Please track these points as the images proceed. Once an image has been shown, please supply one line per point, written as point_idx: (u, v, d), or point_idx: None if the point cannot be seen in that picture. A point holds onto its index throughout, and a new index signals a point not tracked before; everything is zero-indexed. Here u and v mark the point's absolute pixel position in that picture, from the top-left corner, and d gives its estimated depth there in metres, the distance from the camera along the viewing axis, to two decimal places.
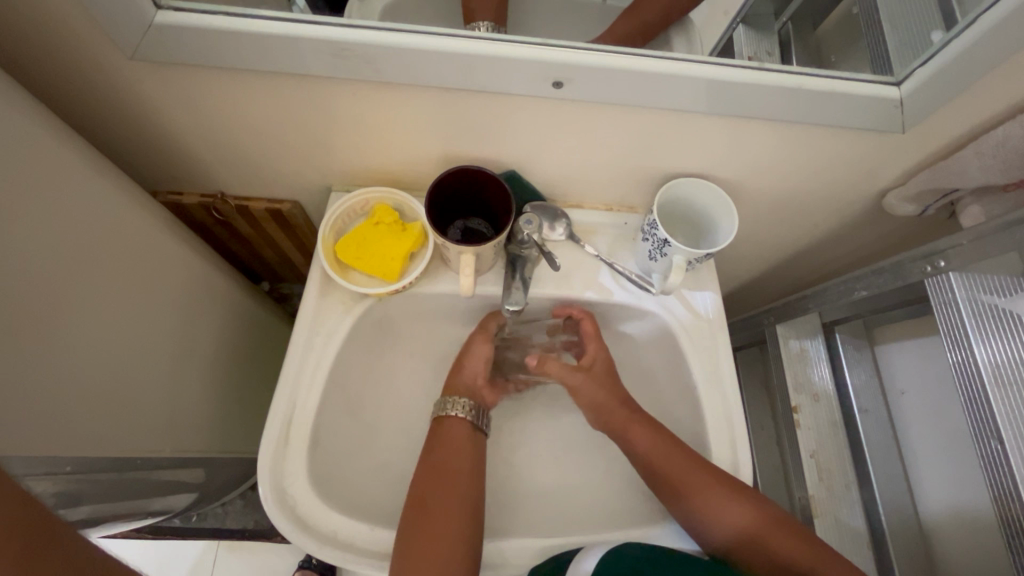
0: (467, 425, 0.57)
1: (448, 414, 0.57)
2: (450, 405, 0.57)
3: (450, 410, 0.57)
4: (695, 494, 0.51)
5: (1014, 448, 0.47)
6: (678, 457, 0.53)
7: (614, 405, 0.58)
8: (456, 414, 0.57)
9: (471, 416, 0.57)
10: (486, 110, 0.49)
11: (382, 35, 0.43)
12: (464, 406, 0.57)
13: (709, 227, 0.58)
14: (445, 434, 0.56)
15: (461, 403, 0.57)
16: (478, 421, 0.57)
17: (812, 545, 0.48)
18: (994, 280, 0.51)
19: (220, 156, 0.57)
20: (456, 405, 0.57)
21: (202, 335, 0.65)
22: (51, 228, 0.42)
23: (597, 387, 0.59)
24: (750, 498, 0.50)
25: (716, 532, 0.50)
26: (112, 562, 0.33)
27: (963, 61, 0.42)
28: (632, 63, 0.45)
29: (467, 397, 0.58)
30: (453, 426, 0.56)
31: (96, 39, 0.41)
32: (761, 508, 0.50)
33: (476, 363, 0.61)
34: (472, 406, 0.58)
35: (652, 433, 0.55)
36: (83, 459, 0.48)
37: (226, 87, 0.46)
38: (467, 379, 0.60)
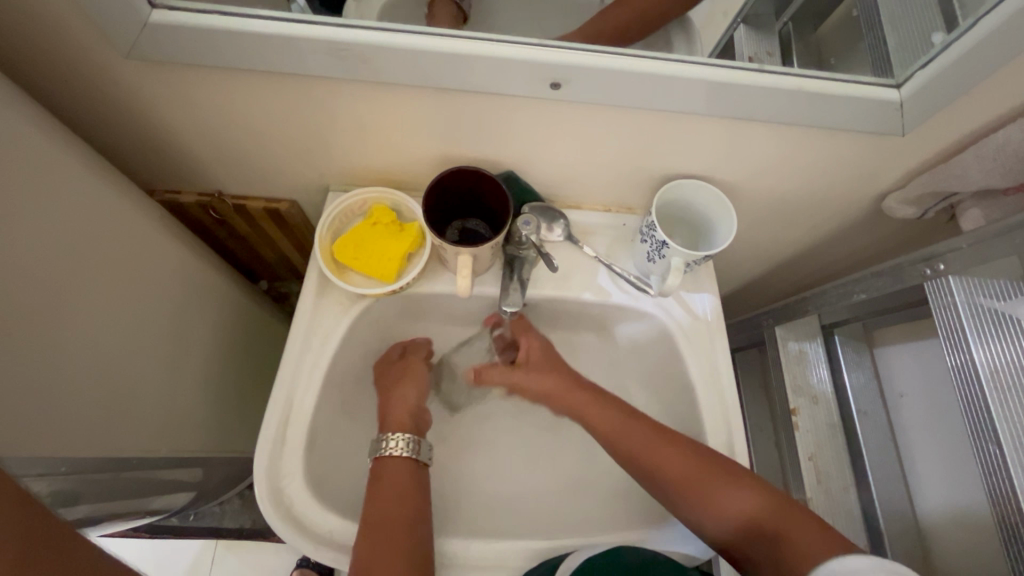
0: (408, 461, 0.52)
1: (384, 453, 0.52)
2: (387, 444, 0.52)
3: (388, 449, 0.52)
4: (682, 484, 0.49)
5: (1013, 453, 0.47)
6: (657, 447, 0.51)
7: (573, 392, 0.58)
8: (397, 451, 0.52)
9: (410, 451, 0.53)
10: (484, 110, 0.49)
11: (379, 35, 0.43)
12: (404, 442, 0.53)
13: (708, 228, 0.58)
14: (385, 474, 0.51)
15: (399, 440, 0.53)
16: (419, 455, 0.53)
17: (811, 526, 0.44)
18: (995, 284, 0.51)
19: (218, 155, 0.57)
20: (394, 441, 0.53)
21: (200, 335, 0.64)
22: (47, 228, 0.42)
23: (541, 376, 0.60)
24: (738, 475, 0.48)
25: (714, 520, 0.47)
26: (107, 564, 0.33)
27: (963, 64, 0.42)
28: (630, 64, 0.45)
29: (405, 432, 0.54)
30: (392, 463, 0.52)
31: (92, 38, 0.41)
32: (751, 489, 0.47)
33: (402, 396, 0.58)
34: (411, 440, 0.53)
35: (630, 425, 0.54)
36: (80, 461, 0.48)
37: (223, 87, 0.46)
38: (400, 413, 0.56)
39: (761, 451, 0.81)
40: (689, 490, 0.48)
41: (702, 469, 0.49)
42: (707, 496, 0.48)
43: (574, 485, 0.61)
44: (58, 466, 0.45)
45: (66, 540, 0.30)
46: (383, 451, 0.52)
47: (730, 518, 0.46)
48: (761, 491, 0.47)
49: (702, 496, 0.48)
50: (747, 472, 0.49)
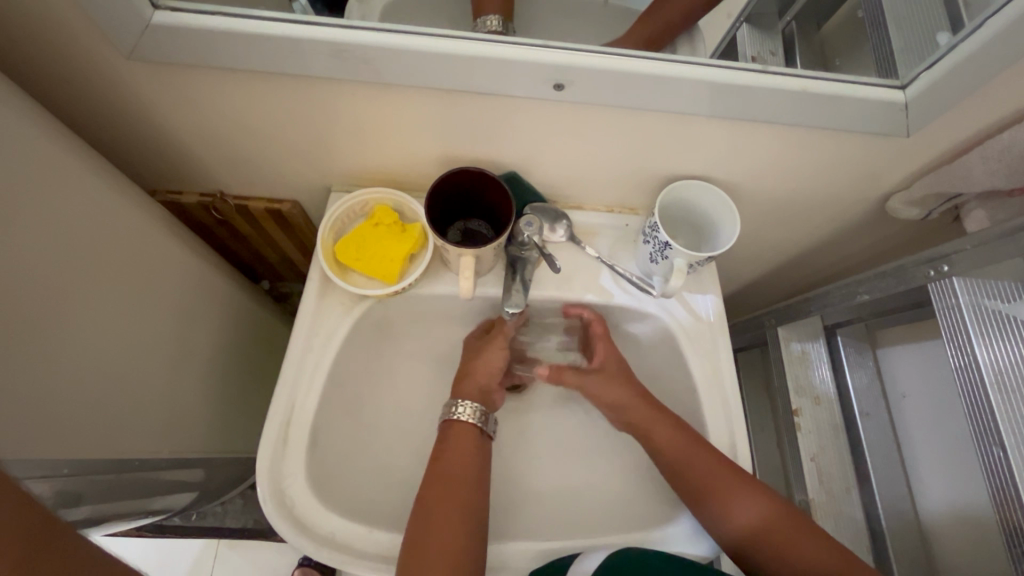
0: (476, 431, 0.54)
1: (455, 416, 0.54)
2: (458, 409, 0.54)
3: (459, 414, 0.54)
4: (709, 492, 0.50)
5: (1016, 454, 0.47)
6: (693, 453, 0.51)
7: (636, 403, 0.56)
8: (466, 417, 0.54)
9: (478, 420, 0.54)
10: (486, 111, 0.49)
11: (381, 36, 0.43)
12: (474, 410, 0.54)
13: (710, 229, 0.57)
14: (455, 438, 0.53)
15: (469, 407, 0.54)
16: (484, 426, 0.54)
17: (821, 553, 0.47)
18: (998, 285, 0.50)
19: (219, 156, 0.57)
20: (465, 407, 0.54)
21: (201, 335, 0.64)
22: (48, 229, 0.42)
23: (614, 389, 0.57)
24: (770, 491, 0.50)
25: (727, 526, 0.49)
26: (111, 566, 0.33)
27: (969, 65, 0.41)
28: (634, 65, 0.44)
29: (475, 401, 0.55)
30: (461, 429, 0.54)
31: (93, 39, 0.41)
32: (773, 511, 0.48)
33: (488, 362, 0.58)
34: (480, 410, 0.55)
35: (670, 428, 0.53)
36: (82, 462, 0.48)
37: (224, 87, 0.46)
38: (478, 381, 0.57)
39: (763, 451, 0.81)
40: (726, 503, 0.49)
41: (729, 482, 0.50)
42: (742, 509, 0.49)
43: (576, 486, 0.61)
44: (59, 467, 0.45)
45: (64, 543, 0.30)
46: (454, 415, 0.54)
47: (756, 531, 0.48)
48: (789, 510, 0.49)
49: (737, 510, 0.49)
50: (777, 490, 0.50)
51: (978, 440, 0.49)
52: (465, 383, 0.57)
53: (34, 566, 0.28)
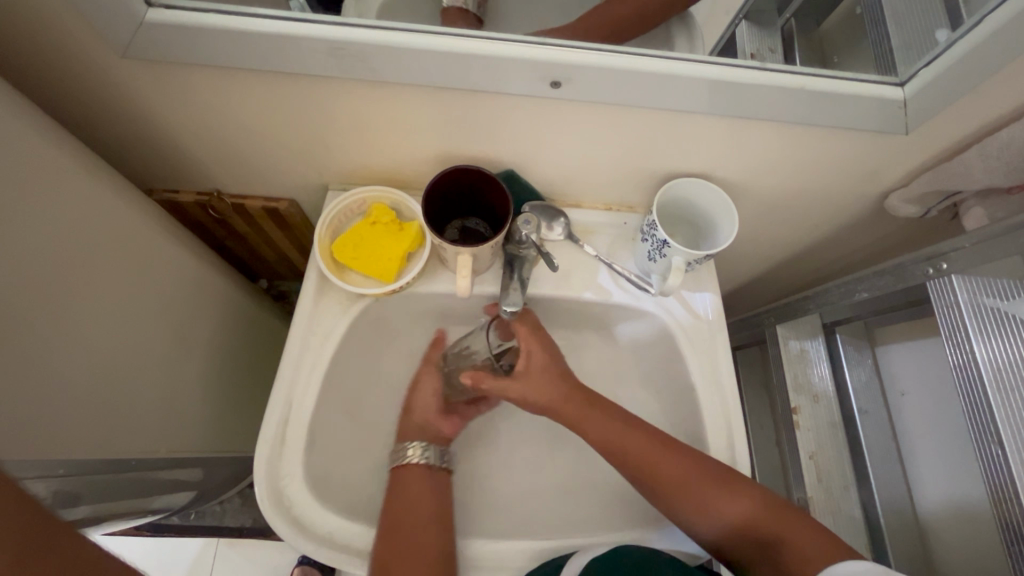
0: (425, 468, 0.54)
1: (406, 461, 0.54)
2: (408, 452, 0.55)
3: (409, 458, 0.54)
4: (683, 500, 0.49)
5: (1014, 452, 0.47)
6: (657, 456, 0.51)
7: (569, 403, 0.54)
8: (415, 459, 0.54)
9: (424, 459, 0.55)
10: (483, 109, 0.49)
11: (377, 33, 0.42)
12: (419, 450, 0.55)
13: (709, 227, 0.57)
14: (402, 482, 0.53)
15: (416, 448, 0.55)
16: (439, 460, 0.56)
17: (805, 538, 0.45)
18: (997, 283, 0.50)
19: (216, 155, 0.56)
20: (412, 449, 0.55)
21: (199, 334, 0.64)
22: (45, 229, 0.42)
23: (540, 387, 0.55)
24: (742, 479, 0.49)
25: (711, 527, 0.49)
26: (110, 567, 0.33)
27: (968, 62, 0.41)
28: (631, 63, 0.44)
29: (422, 443, 0.56)
30: (410, 471, 0.54)
31: (87, 37, 0.41)
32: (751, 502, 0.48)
33: (421, 398, 0.59)
34: (434, 452, 0.55)
35: (626, 433, 0.53)
36: (79, 462, 0.47)
37: (220, 85, 0.46)
38: (416, 419, 0.58)
39: (763, 449, 0.81)
40: (697, 497, 0.49)
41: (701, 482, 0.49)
42: (715, 501, 0.48)
43: (574, 485, 0.61)
44: (56, 467, 0.45)
45: (63, 541, 0.30)
46: (404, 459, 0.54)
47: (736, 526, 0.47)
48: (763, 496, 0.48)
49: (710, 502, 0.48)
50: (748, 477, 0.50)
51: (976, 438, 0.49)
52: (408, 427, 0.58)
53: (33, 564, 0.28)
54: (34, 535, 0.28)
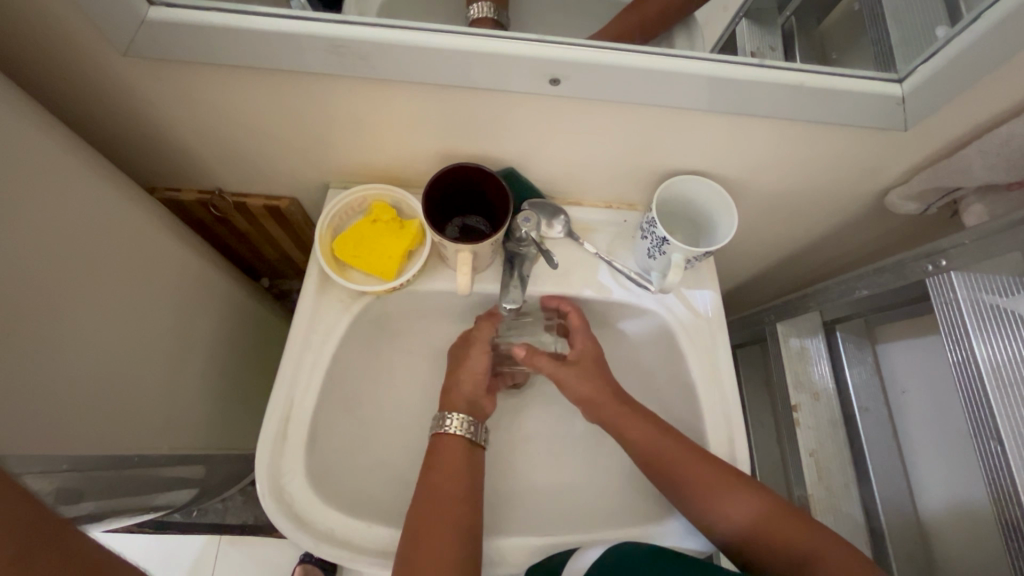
0: (467, 442, 0.54)
1: (443, 429, 0.54)
2: (449, 422, 0.54)
3: (448, 427, 0.54)
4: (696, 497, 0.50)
5: (1014, 449, 0.47)
6: (672, 451, 0.52)
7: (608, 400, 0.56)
8: (455, 430, 0.53)
9: (467, 433, 0.54)
10: (483, 107, 0.49)
11: (377, 31, 0.42)
12: (463, 422, 0.54)
13: (708, 225, 0.57)
14: (444, 450, 0.53)
15: (458, 419, 0.54)
16: (474, 436, 0.54)
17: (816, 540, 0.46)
18: (1000, 279, 0.50)
19: (218, 153, 0.57)
20: (453, 420, 0.54)
21: (201, 333, 0.65)
22: (48, 227, 0.42)
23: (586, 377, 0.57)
24: (752, 482, 0.50)
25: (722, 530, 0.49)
26: (114, 562, 0.33)
27: (967, 58, 0.41)
28: (631, 60, 0.44)
29: (465, 414, 0.55)
30: (449, 442, 0.53)
31: (90, 36, 0.41)
32: (763, 504, 0.48)
33: (469, 370, 0.58)
34: (471, 422, 0.54)
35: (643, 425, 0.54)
36: (81, 458, 0.48)
37: (221, 83, 0.46)
38: (465, 389, 0.57)
39: (764, 446, 0.81)
40: (710, 501, 0.49)
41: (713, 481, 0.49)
42: (728, 506, 0.48)
43: (576, 482, 0.61)
44: (59, 463, 0.45)
45: (63, 538, 0.30)
46: (443, 428, 0.54)
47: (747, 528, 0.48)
48: (774, 501, 0.48)
49: (724, 506, 0.48)
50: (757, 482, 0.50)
51: (976, 436, 0.49)
52: (455, 395, 0.57)
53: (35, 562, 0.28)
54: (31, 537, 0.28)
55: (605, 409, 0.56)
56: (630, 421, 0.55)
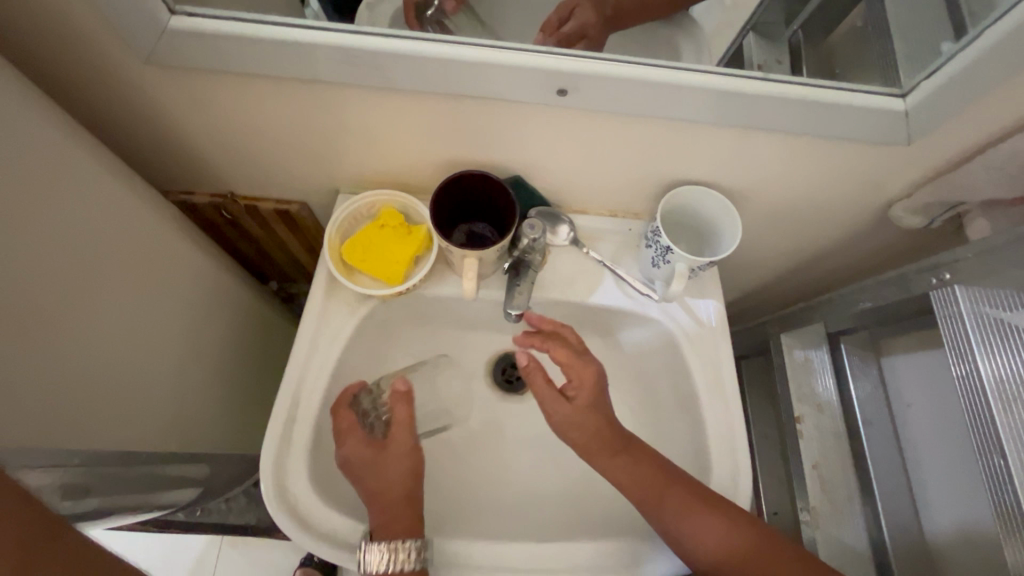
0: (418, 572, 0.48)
1: (389, 566, 0.46)
2: (395, 554, 0.47)
3: (397, 562, 0.46)
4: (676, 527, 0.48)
5: (1017, 464, 0.46)
6: (645, 474, 0.50)
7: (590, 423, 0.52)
8: (405, 563, 0.47)
9: (419, 560, 0.47)
10: (491, 116, 0.50)
11: (388, 41, 0.44)
12: (412, 551, 0.47)
13: (713, 235, 0.58)
14: None
15: (406, 549, 0.47)
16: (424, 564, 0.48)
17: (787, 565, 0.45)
18: (1001, 294, 0.50)
19: (231, 157, 0.58)
20: (402, 553, 0.47)
21: (210, 333, 0.66)
22: (67, 226, 0.44)
23: (579, 418, 0.52)
24: (726, 504, 0.48)
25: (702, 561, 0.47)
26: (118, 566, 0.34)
27: (968, 74, 0.42)
28: (636, 73, 0.45)
29: (410, 539, 0.48)
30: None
31: (112, 43, 0.42)
32: (739, 531, 0.47)
33: (388, 476, 0.52)
34: (417, 547, 0.48)
35: (621, 452, 0.51)
36: (91, 454, 0.48)
37: (236, 90, 0.47)
38: (397, 507, 0.50)
39: (767, 459, 0.80)
40: (676, 518, 0.48)
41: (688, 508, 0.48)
42: (696, 528, 0.47)
43: (576, 490, 0.61)
44: (69, 458, 0.46)
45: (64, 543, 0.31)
46: (391, 566, 0.46)
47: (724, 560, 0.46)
48: (750, 530, 0.47)
49: (690, 525, 0.47)
50: (737, 508, 0.49)
51: (979, 450, 0.49)
52: (391, 520, 0.49)
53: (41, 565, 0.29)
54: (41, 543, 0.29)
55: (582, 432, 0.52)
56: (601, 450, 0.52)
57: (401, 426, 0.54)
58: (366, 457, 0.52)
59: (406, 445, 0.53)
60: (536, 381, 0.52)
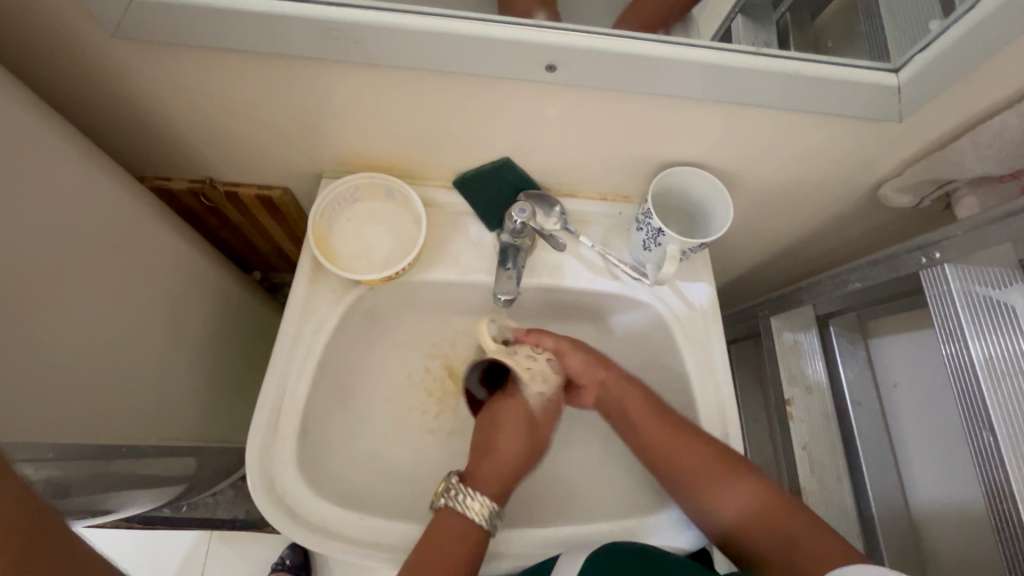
0: (479, 534, 0.47)
1: (456, 509, 0.48)
2: (467, 504, 0.48)
3: (461, 507, 0.48)
4: (688, 471, 0.51)
5: (1006, 440, 0.46)
6: (678, 435, 0.53)
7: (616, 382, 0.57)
8: (474, 514, 0.47)
9: (486, 522, 0.48)
10: (477, 93, 0.48)
11: (369, 14, 0.42)
12: (484, 508, 0.48)
13: (705, 217, 0.58)
14: (447, 536, 0.46)
15: (481, 504, 0.48)
16: (490, 527, 0.48)
17: (804, 517, 0.46)
18: (994, 272, 0.51)
19: (207, 140, 0.56)
20: (475, 502, 0.48)
21: (190, 323, 0.64)
22: (36, 210, 0.42)
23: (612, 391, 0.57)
24: (740, 467, 0.51)
25: (713, 510, 0.50)
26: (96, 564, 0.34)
27: (961, 47, 0.41)
28: (626, 47, 0.44)
29: (489, 501, 0.48)
30: (457, 524, 0.47)
31: (78, 15, 0.40)
32: (758, 488, 0.49)
33: (447, 553, 0.45)
34: (492, 510, 0.48)
35: (641, 399, 0.56)
36: (67, 448, 0.47)
37: (208, 64, 0.45)
38: (452, 550, 0.46)
39: (757, 441, 0.81)
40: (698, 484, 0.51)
41: (707, 461, 0.51)
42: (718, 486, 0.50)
43: (570, 473, 0.61)
44: (45, 451, 0.44)
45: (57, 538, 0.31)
46: (456, 507, 0.48)
47: (736, 509, 0.49)
48: (762, 486, 0.49)
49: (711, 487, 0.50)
50: (745, 462, 0.51)
51: (968, 427, 0.49)
52: (447, 541, 0.46)
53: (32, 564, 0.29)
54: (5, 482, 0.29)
55: (609, 389, 0.58)
56: (621, 383, 0.57)
57: (457, 529, 0.47)
58: (436, 535, 0.47)
59: (466, 538, 0.47)
60: (452, 519, 0.47)
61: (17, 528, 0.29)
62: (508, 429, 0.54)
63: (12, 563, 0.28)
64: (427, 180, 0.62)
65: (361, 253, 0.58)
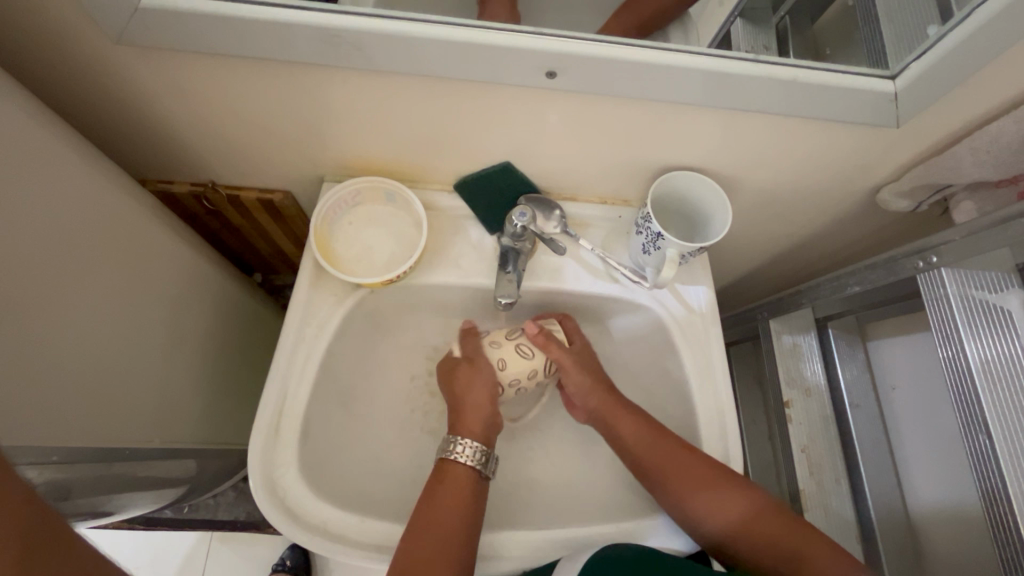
0: (474, 476, 0.51)
1: (451, 458, 0.51)
2: (454, 448, 0.52)
3: (455, 455, 0.51)
4: (684, 491, 0.51)
5: (1003, 443, 0.47)
6: (671, 453, 0.53)
7: (606, 402, 0.57)
8: (464, 459, 0.51)
9: (477, 464, 0.51)
10: (478, 99, 0.49)
11: (370, 21, 0.42)
12: (473, 452, 0.52)
13: (704, 221, 0.58)
14: (440, 488, 0.50)
15: (469, 448, 0.52)
16: (484, 468, 0.52)
17: (797, 527, 0.48)
18: (986, 276, 0.51)
19: (210, 144, 0.56)
20: (463, 448, 0.52)
21: (193, 326, 0.64)
22: (39, 215, 0.42)
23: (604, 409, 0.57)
24: (734, 479, 0.51)
25: (709, 524, 0.50)
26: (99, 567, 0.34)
27: (958, 54, 0.42)
28: (625, 53, 0.44)
29: (475, 442, 0.52)
30: (452, 474, 0.51)
31: (83, 23, 0.41)
32: (751, 500, 0.49)
33: (440, 504, 0.49)
34: (481, 451, 0.52)
35: (634, 420, 0.56)
36: (71, 451, 0.47)
37: (211, 70, 0.45)
38: (442, 506, 0.48)
39: (756, 442, 0.81)
40: (693, 502, 0.51)
41: (702, 477, 0.51)
42: (712, 500, 0.50)
43: (570, 475, 0.61)
44: (50, 454, 0.45)
45: (58, 541, 0.31)
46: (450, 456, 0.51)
47: (731, 523, 0.49)
48: (754, 497, 0.50)
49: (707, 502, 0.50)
50: (737, 473, 0.51)
51: (965, 430, 0.49)
52: (439, 494, 0.49)
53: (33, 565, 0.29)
54: (9, 494, 0.29)
55: (602, 408, 0.57)
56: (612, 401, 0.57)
57: (450, 479, 0.50)
58: (429, 493, 0.50)
59: (459, 482, 0.50)
60: (444, 467, 0.51)
61: (18, 532, 0.29)
62: (478, 380, 0.56)
63: (14, 564, 0.28)
64: (428, 184, 0.62)
65: (362, 257, 0.59)
